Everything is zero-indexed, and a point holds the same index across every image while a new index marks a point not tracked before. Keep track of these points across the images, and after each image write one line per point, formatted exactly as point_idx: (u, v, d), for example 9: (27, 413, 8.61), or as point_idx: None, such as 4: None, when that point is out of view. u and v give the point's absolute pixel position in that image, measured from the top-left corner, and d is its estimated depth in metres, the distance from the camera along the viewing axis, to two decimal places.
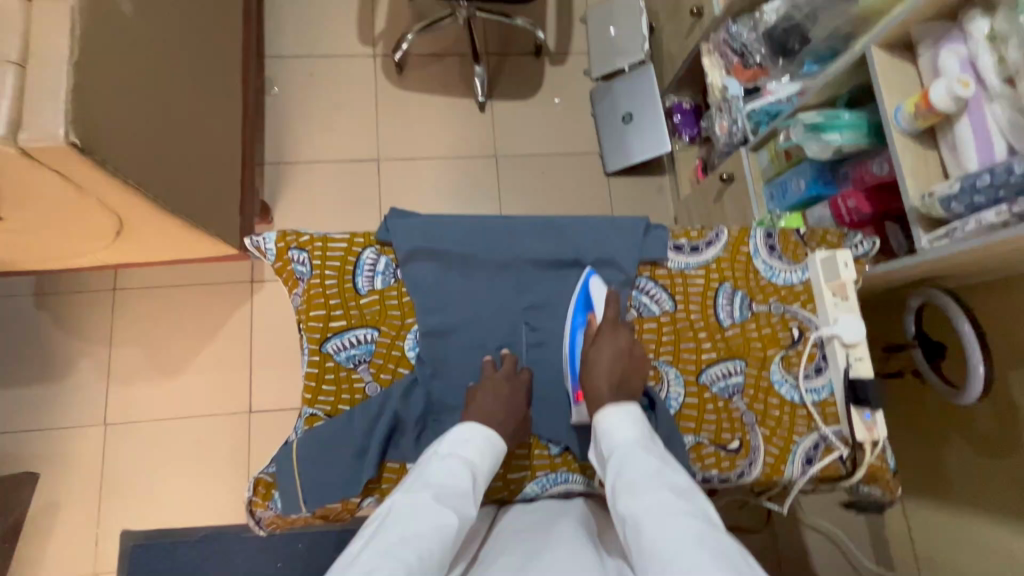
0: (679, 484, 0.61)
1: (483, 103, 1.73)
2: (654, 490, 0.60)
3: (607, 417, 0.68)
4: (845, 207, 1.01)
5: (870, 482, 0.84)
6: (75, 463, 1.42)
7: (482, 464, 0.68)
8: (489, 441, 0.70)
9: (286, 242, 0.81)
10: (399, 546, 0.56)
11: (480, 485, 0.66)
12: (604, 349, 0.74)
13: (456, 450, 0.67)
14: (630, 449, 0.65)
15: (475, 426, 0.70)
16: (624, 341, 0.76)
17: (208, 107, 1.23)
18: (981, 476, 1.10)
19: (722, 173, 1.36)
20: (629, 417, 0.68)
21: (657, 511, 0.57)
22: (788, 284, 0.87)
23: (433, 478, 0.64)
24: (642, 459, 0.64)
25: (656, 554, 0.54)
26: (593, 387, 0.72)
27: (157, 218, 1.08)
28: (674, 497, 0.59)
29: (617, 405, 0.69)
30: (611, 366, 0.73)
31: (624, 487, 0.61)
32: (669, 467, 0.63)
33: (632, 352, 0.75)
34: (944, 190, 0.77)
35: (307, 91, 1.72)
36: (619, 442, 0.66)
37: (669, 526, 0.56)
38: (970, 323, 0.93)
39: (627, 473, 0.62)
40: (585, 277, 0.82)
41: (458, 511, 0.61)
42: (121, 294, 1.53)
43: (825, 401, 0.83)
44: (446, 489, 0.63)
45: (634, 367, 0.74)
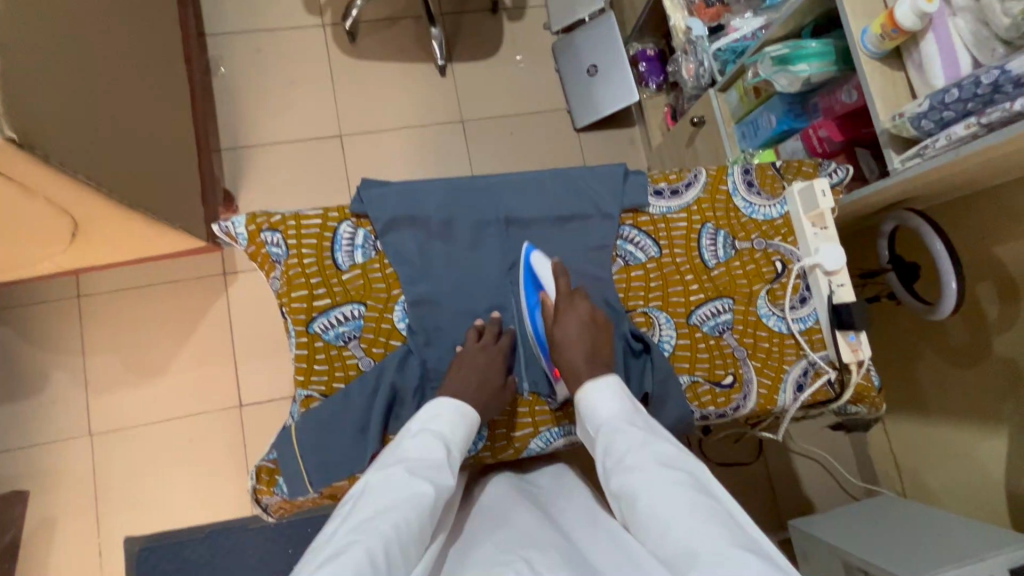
0: (666, 451, 0.60)
1: (443, 66, 1.67)
2: (643, 464, 0.59)
3: (589, 395, 0.67)
4: (817, 137, 1.02)
5: (858, 401, 0.88)
6: (66, 476, 1.39)
7: (455, 436, 0.68)
8: (460, 413, 0.70)
9: (257, 225, 0.78)
10: (374, 519, 0.56)
11: (455, 456, 0.66)
12: (572, 327, 0.72)
13: (427, 425, 0.67)
14: (614, 426, 0.64)
15: (444, 400, 0.70)
16: (584, 310, 0.74)
17: (153, 92, 1.16)
18: (958, 384, 1.17)
19: (693, 117, 1.35)
20: (608, 390, 0.67)
21: (646, 486, 0.57)
22: (768, 218, 0.88)
23: (406, 453, 0.64)
24: (627, 433, 0.62)
25: (654, 526, 0.55)
26: (570, 365, 0.71)
27: (116, 214, 1.02)
28: (663, 467, 0.58)
29: (595, 381, 0.68)
30: (580, 339, 0.71)
31: (614, 466, 0.61)
32: (655, 436, 0.62)
33: (595, 319, 0.74)
34: (914, 108, 0.78)
35: (256, 68, 1.63)
36: (602, 419, 0.65)
37: (660, 498, 0.55)
38: (941, 241, 0.95)
39: (614, 451, 0.62)
40: (525, 254, 0.79)
41: (433, 480, 0.61)
42: (87, 300, 1.46)
43: (811, 328, 0.85)
44: (419, 461, 0.63)
45: (600, 331, 0.73)
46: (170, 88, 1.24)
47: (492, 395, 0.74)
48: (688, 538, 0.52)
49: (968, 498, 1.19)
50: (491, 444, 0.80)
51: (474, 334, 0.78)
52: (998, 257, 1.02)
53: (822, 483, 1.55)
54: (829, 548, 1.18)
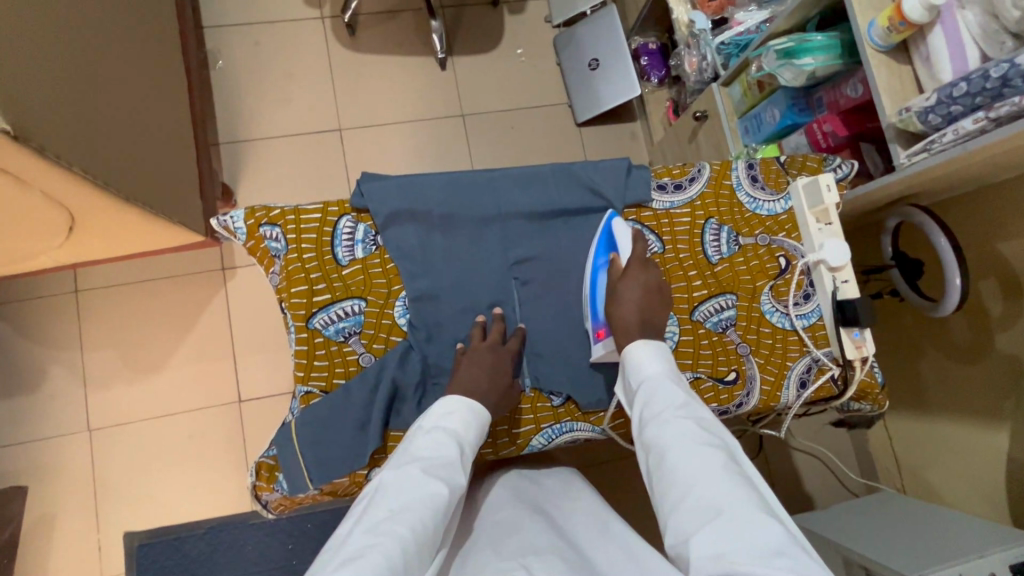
0: (705, 417, 0.62)
1: (443, 59, 1.66)
2: (681, 422, 0.61)
3: (637, 348, 0.68)
4: (821, 132, 1.01)
5: (860, 398, 0.87)
6: (64, 471, 1.38)
7: (468, 435, 0.67)
8: (473, 412, 0.68)
9: (256, 219, 0.77)
10: (389, 522, 0.56)
11: (467, 454, 0.66)
12: (636, 286, 0.73)
13: (440, 423, 0.66)
14: (657, 382, 0.66)
15: (457, 398, 0.69)
16: (652, 278, 0.74)
17: (150, 86, 1.14)
18: (959, 381, 1.17)
19: (695, 111, 1.34)
20: (656, 350, 0.69)
21: (681, 440, 0.59)
22: (772, 214, 0.87)
23: (420, 451, 0.63)
24: (668, 391, 0.64)
25: (679, 482, 0.57)
26: (622, 320, 0.71)
27: (113, 209, 1.02)
28: (699, 428, 0.60)
29: (646, 340, 0.69)
30: (640, 302, 0.72)
31: (651, 417, 0.63)
32: (694, 401, 0.64)
33: (660, 290, 0.74)
34: (921, 103, 0.77)
35: (254, 62, 1.61)
36: (645, 373, 0.67)
37: (693, 456, 0.58)
38: (946, 237, 0.95)
39: (654, 404, 0.64)
40: (608, 217, 0.80)
41: (446, 481, 0.61)
42: (85, 295, 1.45)
43: (815, 325, 0.84)
44: (432, 460, 0.62)
45: (660, 304, 0.73)
46: (167, 81, 1.23)
47: (501, 391, 0.73)
48: (717, 500, 0.54)
49: (968, 495, 1.20)
50: (492, 441, 0.80)
51: (479, 330, 0.76)
52: (1002, 254, 1.01)
53: (822, 480, 1.55)
54: (829, 544, 1.18)
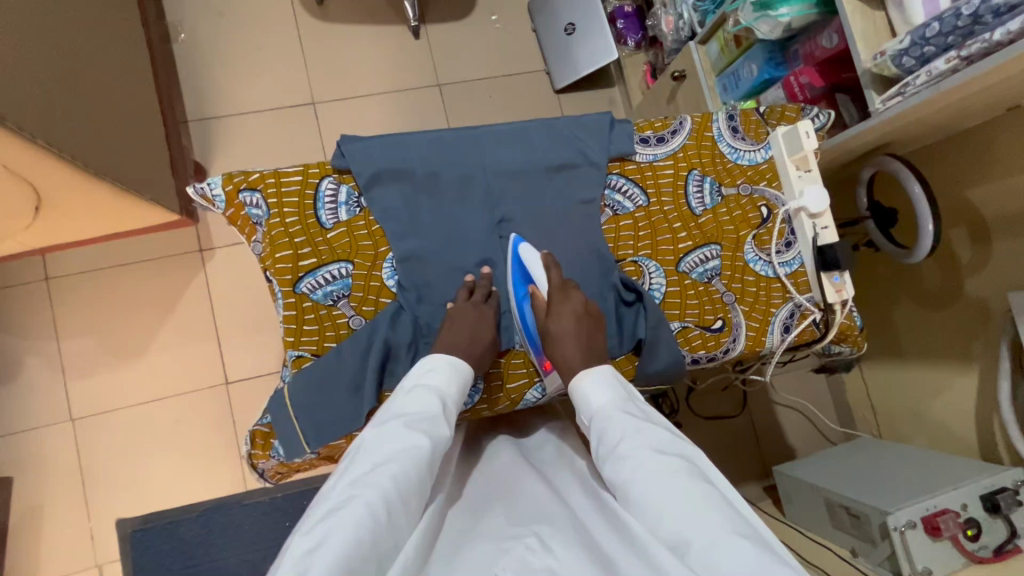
0: (663, 439, 0.59)
1: (417, 28, 1.62)
2: (636, 450, 0.58)
3: (582, 381, 0.66)
4: (799, 84, 1.02)
5: (841, 341, 0.90)
6: (49, 462, 1.36)
7: (450, 390, 0.67)
8: (454, 367, 0.69)
9: (234, 185, 0.75)
10: (371, 474, 0.56)
11: (451, 409, 0.66)
12: (566, 318, 0.72)
13: (422, 380, 0.66)
14: (608, 413, 0.63)
15: (438, 354, 0.70)
16: (577, 304, 0.74)
17: (110, 59, 1.10)
18: (930, 326, 1.23)
19: (674, 71, 1.34)
20: (602, 380, 0.67)
21: (642, 470, 0.56)
22: (753, 163, 0.88)
23: (401, 408, 0.63)
24: (621, 419, 0.62)
25: (647, 512, 0.53)
26: (564, 358, 0.70)
27: (82, 186, 0.98)
28: (657, 452, 0.57)
29: (589, 369, 0.68)
30: (576, 334, 0.71)
31: (609, 452, 0.60)
32: (651, 425, 0.61)
33: (587, 313, 0.74)
34: (895, 46, 0.78)
35: (220, 34, 1.55)
36: (596, 405, 0.64)
37: (654, 482, 0.54)
38: (919, 183, 0.97)
39: (608, 437, 0.61)
40: (513, 246, 0.78)
41: (428, 433, 0.61)
42: (57, 282, 1.41)
43: (797, 272, 0.86)
44: (414, 415, 0.62)
45: (594, 327, 0.73)
46: (128, 54, 1.18)
47: (485, 348, 0.74)
48: (683, 524, 0.50)
49: (942, 433, 1.26)
50: (487, 397, 0.81)
51: (463, 289, 0.77)
52: (970, 201, 1.07)
53: (804, 432, 1.61)
54: (812, 487, 1.22)
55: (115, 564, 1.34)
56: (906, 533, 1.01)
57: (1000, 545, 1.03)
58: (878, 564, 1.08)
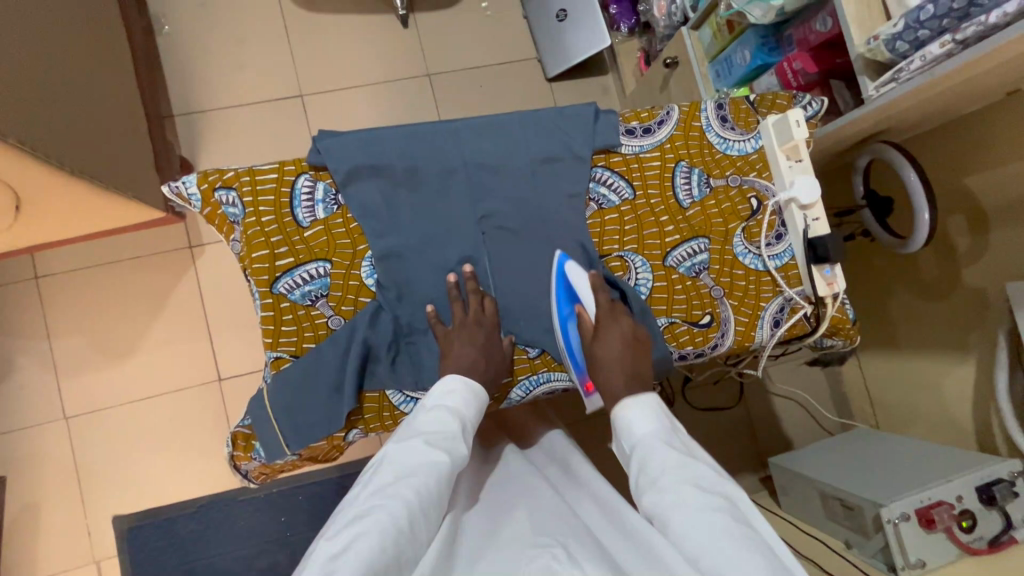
0: (704, 475, 0.57)
1: (405, 17, 1.58)
2: (676, 484, 0.56)
3: (626, 411, 0.65)
4: (791, 70, 0.99)
5: (833, 334, 0.88)
6: (44, 460, 1.36)
7: (469, 414, 0.67)
8: (473, 392, 0.69)
9: (210, 183, 0.74)
10: (393, 486, 0.57)
11: (469, 431, 0.66)
12: (612, 345, 0.72)
13: (442, 401, 0.66)
14: (651, 445, 0.62)
15: (456, 377, 0.69)
16: (625, 330, 0.73)
17: (90, 53, 1.08)
18: (928, 316, 1.21)
19: (666, 58, 1.31)
20: (646, 410, 0.66)
21: (680, 503, 0.54)
22: (743, 154, 0.85)
23: (421, 426, 0.63)
24: (661, 450, 0.61)
25: (682, 547, 0.51)
26: (607, 382, 0.70)
27: (60, 184, 0.97)
28: (700, 491, 0.55)
29: (634, 397, 0.67)
30: (621, 360, 0.71)
31: (648, 484, 0.59)
32: (691, 458, 0.60)
33: (636, 339, 0.73)
34: (888, 30, 0.75)
35: (204, 25, 1.52)
36: (636, 436, 0.64)
37: (694, 517, 0.52)
38: (914, 170, 0.95)
39: (648, 467, 0.60)
40: (559, 262, 0.78)
41: (449, 452, 0.61)
42: (46, 280, 1.40)
43: (787, 265, 0.84)
44: (436, 434, 0.63)
45: (642, 354, 0.72)
46: (109, 48, 1.16)
47: (488, 362, 0.72)
48: (721, 562, 0.48)
49: (938, 424, 1.25)
50: None
51: (458, 301, 0.75)
52: (969, 188, 1.04)
53: (801, 422, 1.60)
54: (807, 480, 1.21)
55: (113, 560, 1.35)
56: (900, 525, 1.00)
57: (995, 536, 1.02)
58: (872, 556, 1.07)
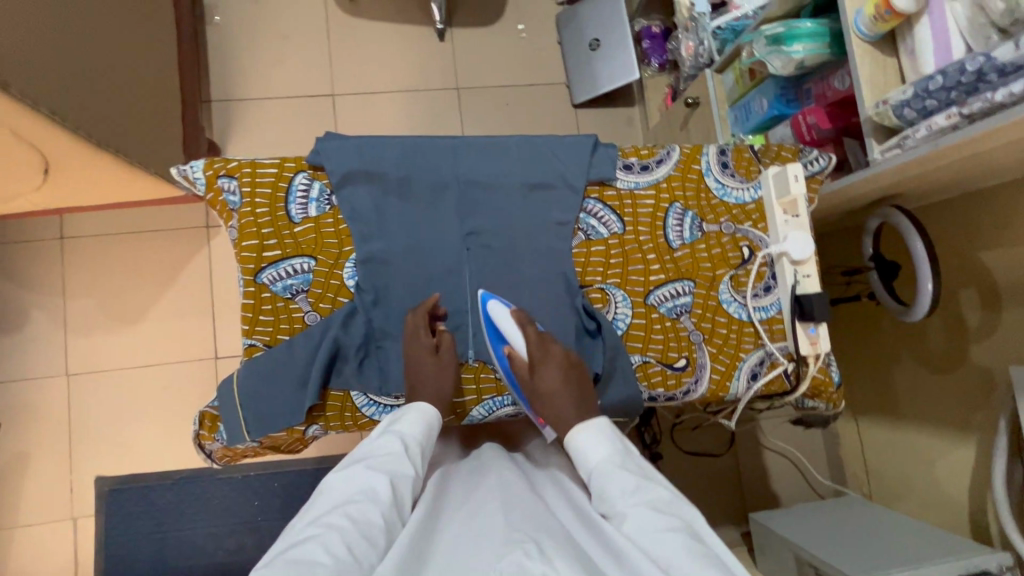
0: (665, 497, 0.52)
1: (442, 31, 1.63)
2: (636, 508, 0.51)
3: (577, 441, 0.61)
4: (805, 123, 0.98)
5: (814, 396, 0.86)
6: (41, 412, 1.41)
7: (416, 436, 0.62)
8: (418, 415, 0.65)
9: (214, 171, 0.77)
10: (330, 516, 0.50)
11: (418, 454, 0.61)
12: (550, 376, 0.66)
13: (387, 428, 0.62)
14: (604, 471, 0.57)
15: (405, 407, 0.67)
16: (559, 357, 0.68)
17: (134, 36, 1.13)
18: (930, 390, 1.17)
19: (688, 97, 1.32)
20: (597, 435, 0.61)
21: (642, 528, 0.49)
22: (740, 202, 0.85)
23: (367, 454, 0.58)
24: (616, 475, 0.56)
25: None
26: (556, 416, 0.65)
27: (85, 154, 1.01)
28: (655, 511, 0.51)
29: (583, 424, 0.62)
30: (561, 384, 0.66)
31: (608, 511, 0.54)
32: (651, 481, 0.55)
33: (569, 362, 0.68)
34: (898, 96, 0.74)
35: (252, 19, 1.59)
36: (590, 464, 0.58)
37: (648, 540, 0.48)
38: (922, 240, 0.92)
39: (605, 493, 0.55)
40: (483, 302, 0.75)
41: (391, 474, 0.56)
42: (70, 241, 1.47)
43: (772, 318, 0.83)
44: (376, 459, 0.58)
45: (579, 375, 0.68)
46: (155, 35, 1.22)
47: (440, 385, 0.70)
48: None
49: (931, 503, 1.19)
50: None
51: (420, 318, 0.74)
52: (983, 263, 1.01)
53: (793, 481, 1.54)
54: (784, 542, 1.17)
55: (89, 519, 1.38)
56: None
57: None
58: None
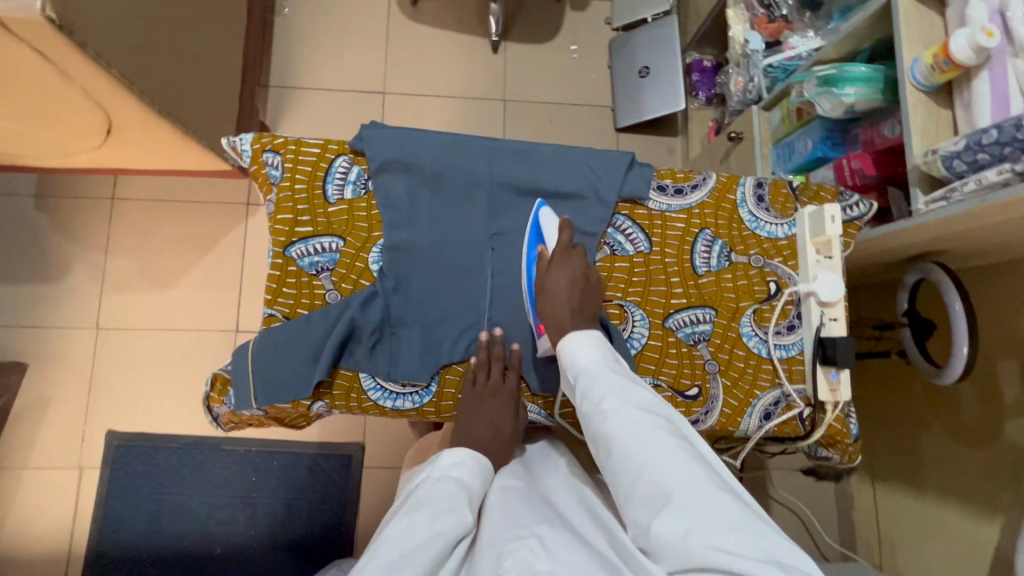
0: (646, 399, 0.62)
1: (496, 43, 1.67)
2: (623, 408, 0.61)
3: (569, 344, 0.67)
4: (849, 168, 0.97)
5: (828, 445, 0.83)
6: (67, 361, 1.46)
7: (475, 483, 0.68)
8: (476, 461, 0.70)
9: (261, 144, 0.80)
10: (401, 563, 0.55)
11: (475, 503, 0.66)
12: (560, 279, 0.72)
13: (449, 473, 0.67)
14: (594, 372, 0.64)
15: (462, 449, 0.71)
16: (577, 266, 0.73)
17: (208, 14, 1.19)
18: (956, 462, 1.11)
19: (732, 132, 1.31)
20: (589, 341, 0.67)
21: (627, 428, 0.59)
22: (772, 237, 0.84)
23: (430, 497, 0.63)
24: (606, 379, 0.64)
25: (631, 467, 0.57)
26: (554, 315, 0.70)
27: (147, 119, 1.07)
28: (639, 411, 0.60)
29: (578, 331, 0.68)
30: (569, 292, 0.71)
31: (593, 409, 0.62)
32: (634, 384, 0.64)
33: (587, 278, 0.73)
34: (949, 146, 0.73)
35: (318, 14, 1.67)
36: (581, 366, 0.66)
37: (641, 438, 0.58)
38: (962, 301, 0.89)
39: (594, 395, 0.63)
40: (535, 209, 0.78)
41: (455, 524, 0.61)
42: (120, 203, 1.54)
43: (793, 358, 0.81)
44: (440, 505, 0.62)
45: (590, 291, 0.73)
46: (226, 18, 1.29)
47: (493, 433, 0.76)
48: (666, 478, 0.55)
49: None
50: (436, 401, 0.79)
51: (478, 366, 0.77)
52: None
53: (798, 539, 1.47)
54: None
55: (94, 471, 1.42)
56: None
57: None
58: None
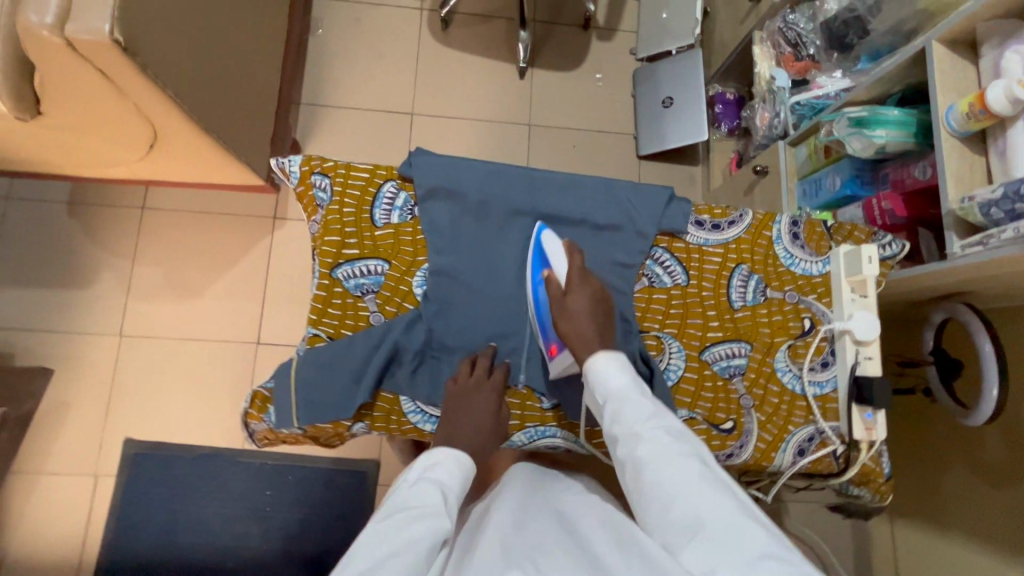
0: (675, 426, 0.63)
1: (524, 69, 1.71)
2: (654, 435, 0.61)
3: (597, 365, 0.67)
4: (879, 208, 0.98)
5: (860, 483, 0.83)
6: (89, 367, 1.47)
7: (452, 483, 0.67)
8: (455, 460, 0.69)
9: (310, 167, 0.82)
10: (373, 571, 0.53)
11: (453, 504, 0.65)
12: (582, 302, 0.72)
13: (426, 474, 0.67)
14: (625, 397, 0.65)
15: (441, 449, 0.70)
16: (594, 289, 0.74)
17: (254, 36, 1.24)
18: (978, 503, 1.10)
19: (756, 165, 1.33)
20: (619, 363, 0.68)
21: (658, 455, 0.59)
22: (807, 274, 0.85)
23: (404, 502, 0.62)
24: (638, 404, 0.64)
25: (660, 494, 0.58)
26: (578, 334, 0.71)
27: (191, 135, 1.10)
28: (670, 439, 0.61)
29: (606, 351, 0.69)
30: (591, 313, 0.72)
31: (624, 432, 0.63)
32: (663, 410, 0.65)
33: (604, 298, 0.75)
34: (985, 194, 0.75)
35: (352, 36, 1.71)
36: (610, 388, 0.66)
37: (670, 466, 0.58)
38: (992, 343, 0.89)
39: (625, 420, 0.63)
40: (536, 233, 0.80)
41: (430, 526, 0.59)
42: (150, 212, 1.56)
43: (826, 396, 0.82)
44: (414, 509, 0.61)
45: (609, 313, 0.74)
46: (269, 40, 1.33)
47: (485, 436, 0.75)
48: (698, 506, 0.56)
49: None
50: None
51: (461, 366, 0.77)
52: None
53: None
54: None
55: (109, 479, 1.42)
56: None
57: None
58: None
